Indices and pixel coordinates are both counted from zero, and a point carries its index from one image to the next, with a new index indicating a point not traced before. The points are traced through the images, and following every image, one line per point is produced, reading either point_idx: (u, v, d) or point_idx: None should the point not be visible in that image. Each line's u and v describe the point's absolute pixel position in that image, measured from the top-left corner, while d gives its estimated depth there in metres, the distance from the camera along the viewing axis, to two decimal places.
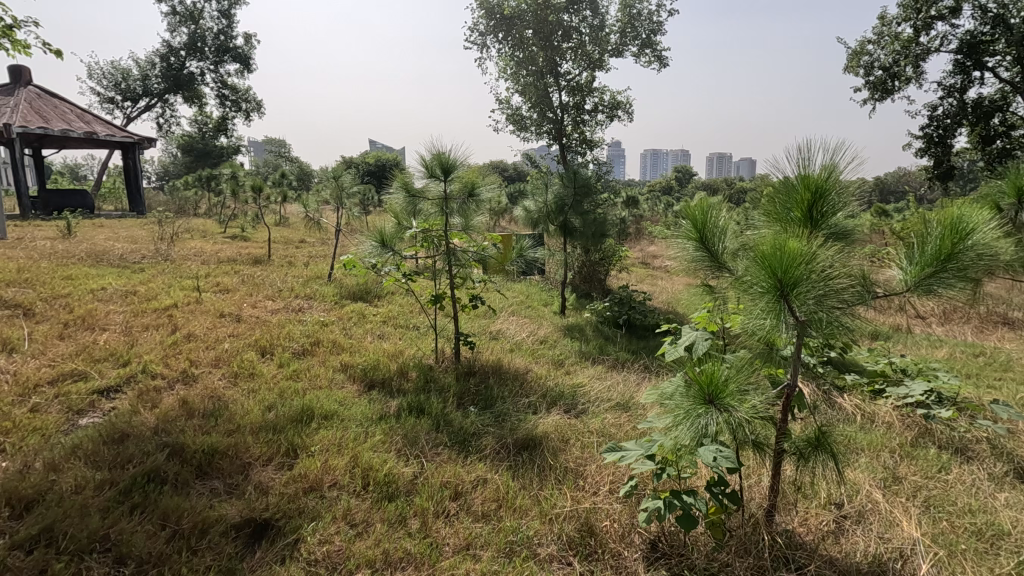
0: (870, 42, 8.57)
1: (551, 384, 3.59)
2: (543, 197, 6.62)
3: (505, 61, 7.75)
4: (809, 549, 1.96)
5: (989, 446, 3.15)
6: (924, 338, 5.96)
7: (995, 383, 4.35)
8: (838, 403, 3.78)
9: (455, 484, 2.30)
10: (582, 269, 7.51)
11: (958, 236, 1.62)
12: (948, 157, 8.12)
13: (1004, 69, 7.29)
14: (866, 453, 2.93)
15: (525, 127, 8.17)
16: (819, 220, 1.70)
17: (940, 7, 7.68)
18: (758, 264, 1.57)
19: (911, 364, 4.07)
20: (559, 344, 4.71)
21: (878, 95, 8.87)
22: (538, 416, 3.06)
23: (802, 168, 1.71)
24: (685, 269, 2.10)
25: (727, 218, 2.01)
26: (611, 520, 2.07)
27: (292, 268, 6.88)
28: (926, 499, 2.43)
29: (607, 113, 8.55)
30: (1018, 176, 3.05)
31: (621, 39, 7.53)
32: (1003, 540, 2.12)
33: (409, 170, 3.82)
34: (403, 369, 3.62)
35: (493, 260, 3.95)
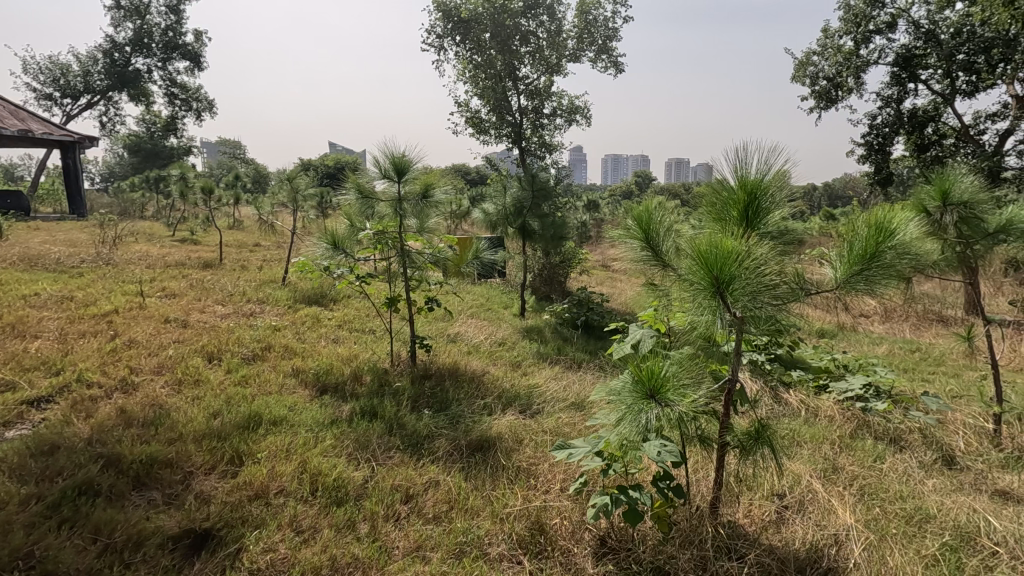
0: (814, 53, 8.96)
1: (507, 385, 3.60)
2: (501, 200, 6.65)
3: (463, 64, 7.75)
4: (750, 539, 2.02)
5: (921, 435, 3.33)
6: (867, 336, 6.27)
7: (928, 376, 4.63)
8: (784, 398, 3.93)
9: (407, 487, 2.28)
10: (542, 272, 7.54)
11: (881, 237, 1.71)
12: (887, 163, 8.57)
13: (936, 82, 7.74)
14: (808, 446, 3.05)
15: (484, 130, 8.16)
16: (755, 220, 1.77)
17: (878, 22, 8.09)
18: (696, 262, 1.63)
19: (852, 360, 4.27)
20: (518, 345, 4.74)
21: (823, 104, 9.28)
22: (492, 417, 3.06)
23: (740, 171, 1.77)
24: (633, 269, 2.14)
25: (670, 219, 2.06)
26: (562, 518, 2.09)
27: (244, 272, 6.68)
28: (861, 487, 2.55)
29: (565, 117, 8.63)
30: (942, 181, 3.24)
31: (578, 44, 7.64)
32: (929, 523, 2.25)
33: (363, 171, 3.76)
34: (357, 373, 3.57)
35: (449, 262, 3.93)
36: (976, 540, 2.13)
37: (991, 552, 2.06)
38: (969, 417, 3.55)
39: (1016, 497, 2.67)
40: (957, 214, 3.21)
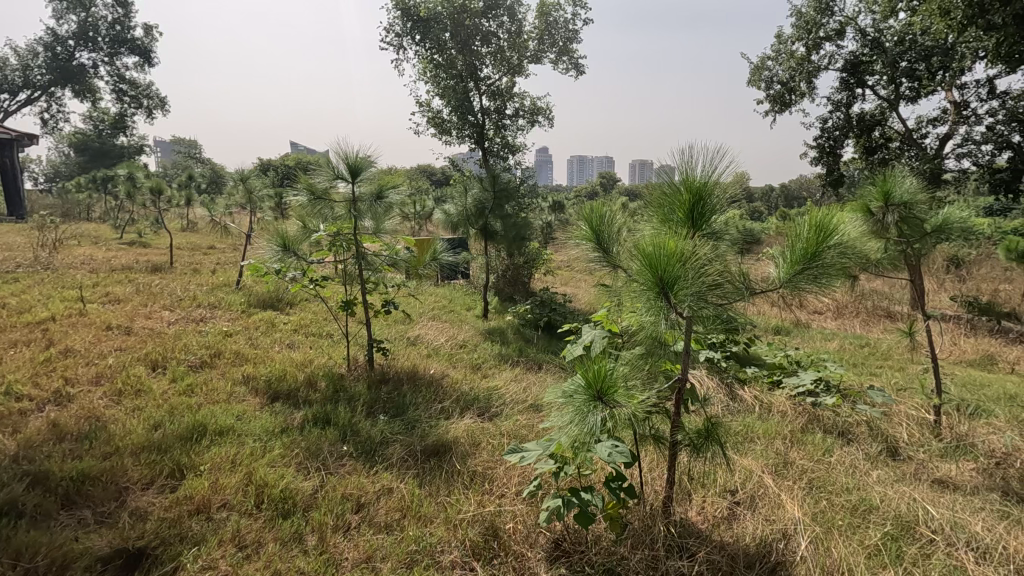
0: (769, 58, 9.22)
1: (466, 388, 3.56)
2: (462, 201, 6.60)
3: (424, 64, 7.66)
4: (702, 537, 2.04)
5: (868, 428, 3.45)
6: (819, 332, 6.49)
7: (875, 370, 4.81)
8: (739, 395, 4.01)
9: (359, 496, 2.22)
10: (506, 272, 7.51)
11: (821, 236, 1.75)
12: (837, 165, 8.90)
13: (881, 88, 8.07)
14: (761, 441, 3.12)
15: (446, 130, 8.08)
16: (700, 221, 1.78)
17: (828, 29, 8.39)
18: (642, 264, 1.63)
19: (804, 357, 4.40)
20: (479, 347, 4.71)
21: (778, 108, 9.56)
22: (450, 421, 3.02)
23: (685, 172, 1.79)
24: (584, 270, 2.13)
25: (619, 220, 2.06)
26: (516, 522, 2.07)
27: (196, 276, 6.45)
28: (810, 480, 2.62)
29: (527, 118, 8.64)
30: (884, 182, 3.36)
31: (539, 45, 7.65)
32: (872, 514, 2.32)
33: (313, 171, 3.63)
34: (311, 380, 3.47)
35: (406, 264, 3.87)
36: (915, 529, 2.20)
37: (929, 540, 2.13)
38: (911, 409, 3.70)
39: (953, 485, 2.79)
40: (898, 215, 3.33)
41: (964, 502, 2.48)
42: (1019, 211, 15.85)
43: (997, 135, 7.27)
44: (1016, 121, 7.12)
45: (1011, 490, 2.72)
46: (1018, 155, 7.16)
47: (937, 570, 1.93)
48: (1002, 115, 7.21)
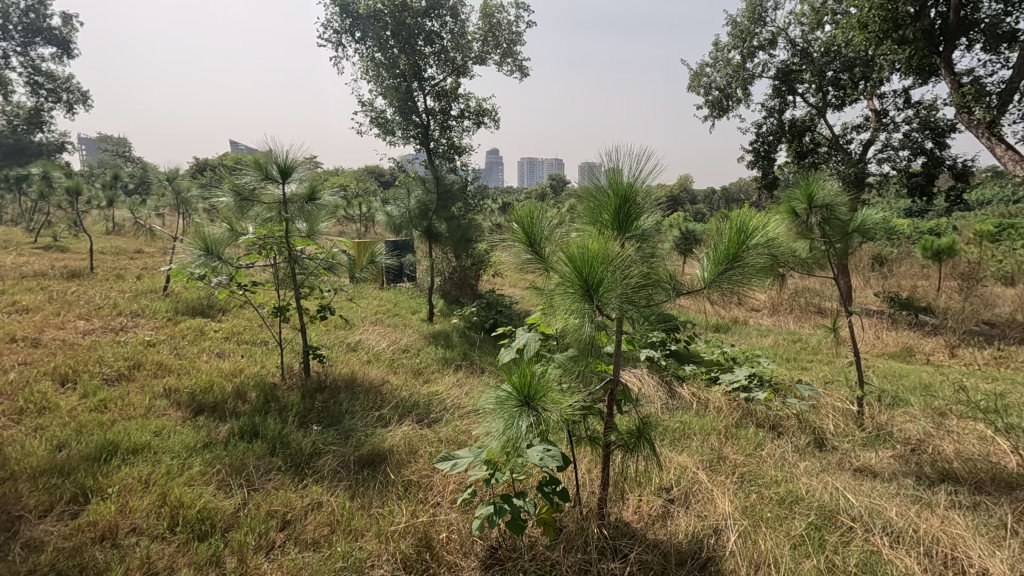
0: (707, 65, 9.55)
1: (406, 394, 3.48)
2: (405, 203, 6.47)
3: (365, 62, 7.47)
4: (636, 536, 2.06)
5: (797, 420, 3.59)
6: (756, 328, 6.76)
7: (805, 365, 5.04)
8: (678, 392, 4.10)
9: (285, 512, 2.11)
10: (453, 274, 7.43)
11: (741, 237, 1.81)
12: (771, 169, 9.30)
13: (810, 96, 8.50)
14: (696, 438, 3.19)
15: (390, 131, 7.91)
16: (627, 223, 1.79)
17: (761, 39, 8.75)
18: (567, 266, 1.63)
19: (739, 353, 4.54)
20: (423, 352, 4.63)
21: (717, 113, 9.91)
22: (387, 429, 2.93)
23: (611, 174, 1.79)
24: (516, 272, 2.11)
25: (549, 221, 2.05)
26: (450, 531, 2.03)
27: (118, 282, 6.06)
28: (742, 474, 2.69)
29: (473, 119, 8.59)
30: (807, 185, 3.50)
31: (483, 46, 7.62)
32: (798, 504, 2.41)
33: (239, 171, 3.47)
34: (240, 391, 3.30)
35: (343, 267, 3.79)
36: (836, 517, 2.30)
37: (849, 528, 2.23)
38: (837, 401, 3.88)
39: (872, 473, 2.95)
40: (820, 215, 3.49)
41: (881, 489, 2.61)
42: (934, 211, 17.09)
43: (913, 142, 7.78)
44: (929, 129, 7.64)
45: (924, 475, 2.89)
46: (930, 160, 7.68)
47: (856, 557, 2.01)
48: (916, 124, 7.71)
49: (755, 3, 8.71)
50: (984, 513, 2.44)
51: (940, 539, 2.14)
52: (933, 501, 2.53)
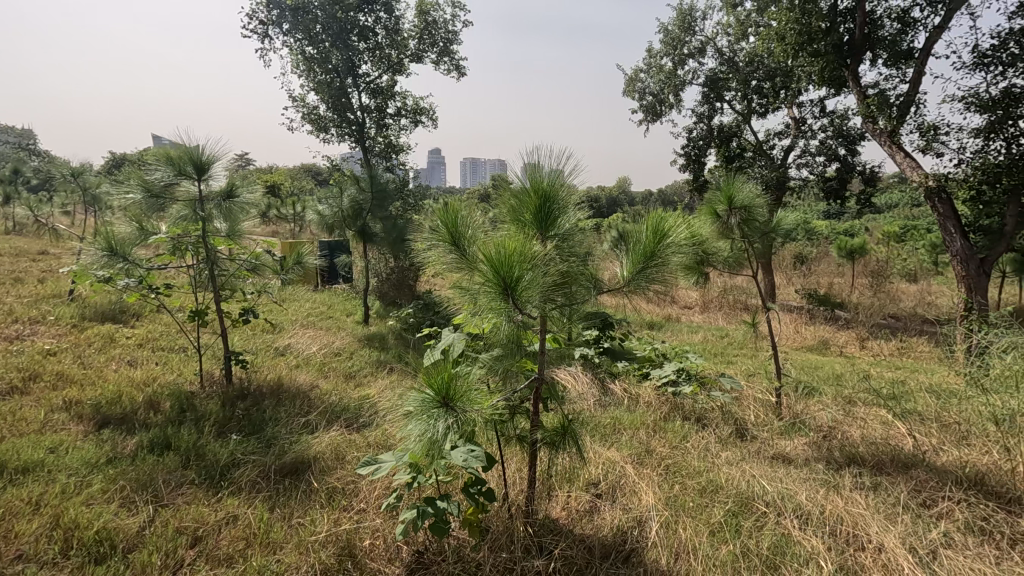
0: (641, 70, 9.84)
1: (336, 399, 3.37)
2: (337, 202, 6.28)
3: (295, 56, 7.19)
4: (561, 532, 2.09)
5: (721, 413, 3.76)
6: (687, 325, 7.03)
7: (731, 359, 5.29)
8: (611, 388, 4.20)
9: (195, 528, 1.99)
10: (390, 275, 7.28)
11: (657, 237, 1.89)
12: (702, 172, 9.71)
13: (736, 103, 8.92)
14: (626, 432, 3.27)
15: (324, 128, 7.67)
16: (547, 222, 1.81)
17: (691, 47, 9.12)
18: (486, 266, 1.63)
19: (669, 349, 4.69)
20: (356, 355, 4.51)
21: (650, 117, 10.23)
22: (313, 435, 2.84)
23: (532, 174, 1.80)
24: (440, 272, 2.08)
25: (473, 220, 2.04)
26: (374, 538, 1.98)
27: (17, 286, 5.54)
28: (668, 466, 2.78)
29: (410, 118, 8.46)
30: (728, 187, 3.67)
31: (419, 44, 7.53)
32: (717, 492, 2.51)
33: (149, 167, 3.26)
34: (153, 401, 3.09)
35: (268, 268, 3.65)
36: (752, 504, 2.41)
37: (763, 513, 2.35)
38: (758, 393, 4.09)
39: (788, 459, 3.12)
40: (739, 217, 3.66)
41: (794, 474, 2.77)
42: (849, 214, 18.39)
43: (828, 149, 8.34)
44: (842, 137, 8.22)
45: (833, 459, 3.08)
46: (844, 166, 8.26)
47: (767, 539, 2.12)
48: (830, 132, 8.26)
49: (685, 12, 9.07)
50: (882, 493, 2.63)
51: (844, 518, 2.29)
52: (839, 483, 2.71)
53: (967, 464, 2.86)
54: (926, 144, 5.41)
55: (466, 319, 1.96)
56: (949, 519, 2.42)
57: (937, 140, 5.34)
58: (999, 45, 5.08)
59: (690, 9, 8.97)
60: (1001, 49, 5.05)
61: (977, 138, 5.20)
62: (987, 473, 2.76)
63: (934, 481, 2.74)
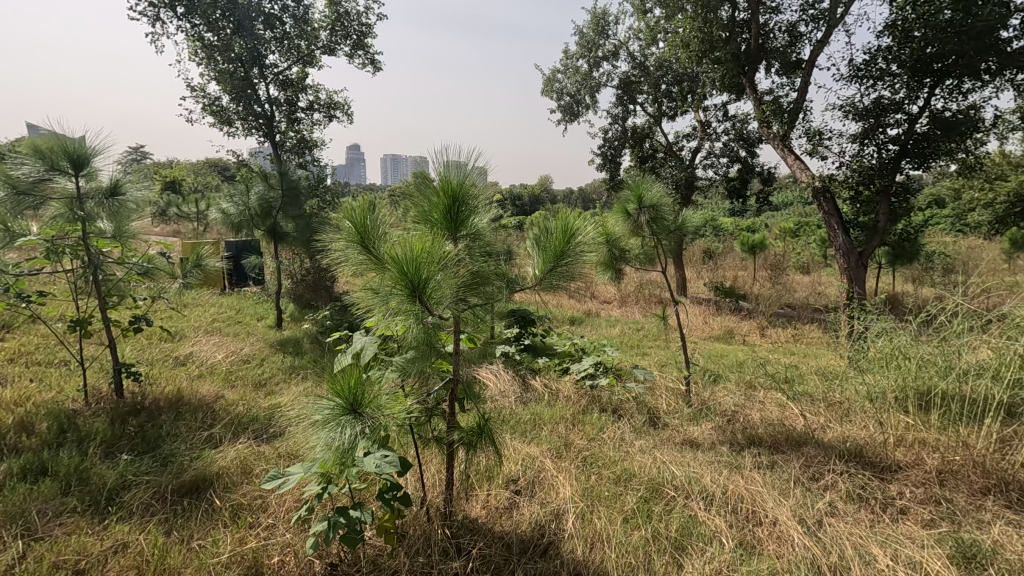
0: (559, 71, 10.03)
1: (243, 409, 3.19)
2: (243, 199, 5.92)
3: (193, 42, 6.68)
4: (479, 532, 2.10)
5: (635, 403, 3.92)
6: (606, 320, 7.26)
7: (646, 351, 5.53)
8: (532, 384, 4.26)
9: (77, 561, 1.81)
10: (305, 276, 6.96)
11: (566, 237, 1.94)
12: (617, 171, 10.06)
13: (648, 105, 9.32)
14: (546, 427, 3.33)
15: (228, 121, 7.19)
16: (456, 221, 1.80)
17: (605, 50, 9.42)
18: (393, 268, 1.60)
19: (587, 344, 4.82)
20: (267, 361, 4.28)
21: (568, 118, 10.46)
22: (217, 449, 2.66)
23: (439, 174, 1.78)
24: (348, 273, 2.00)
25: (380, 221, 1.99)
26: (284, 554, 1.89)
27: None
28: (585, 458, 2.86)
29: (324, 112, 8.11)
30: (638, 188, 3.82)
31: (331, 36, 7.25)
32: (631, 479, 2.62)
33: (14, 161, 2.91)
34: (26, 422, 2.76)
35: (163, 271, 3.37)
36: (662, 489, 2.53)
37: (671, 497, 2.47)
38: (669, 383, 4.31)
39: (696, 444, 3.31)
40: (648, 215, 3.82)
41: (701, 458, 2.95)
42: (751, 211, 19.78)
43: (730, 151, 8.92)
44: (742, 140, 8.81)
45: (736, 441, 3.31)
46: (744, 167, 8.87)
47: (676, 522, 2.23)
48: (733, 135, 8.83)
49: (599, 16, 9.34)
50: (777, 470, 2.85)
51: (744, 496, 2.46)
52: (741, 464, 2.91)
53: (848, 439, 3.16)
54: (812, 147, 5.91)
55: (376, 322, 1.91)
56: (833, 490, 2.67)
57: (822, 144, 5.87)
58: (871, 60, 5.64)
59: (603, 14, 9.25)
60: (872, 64, 5.62)
61: (855, 143, 5.75)
62: (864, 446, 3.07)
63: (821, 456, 3.01)
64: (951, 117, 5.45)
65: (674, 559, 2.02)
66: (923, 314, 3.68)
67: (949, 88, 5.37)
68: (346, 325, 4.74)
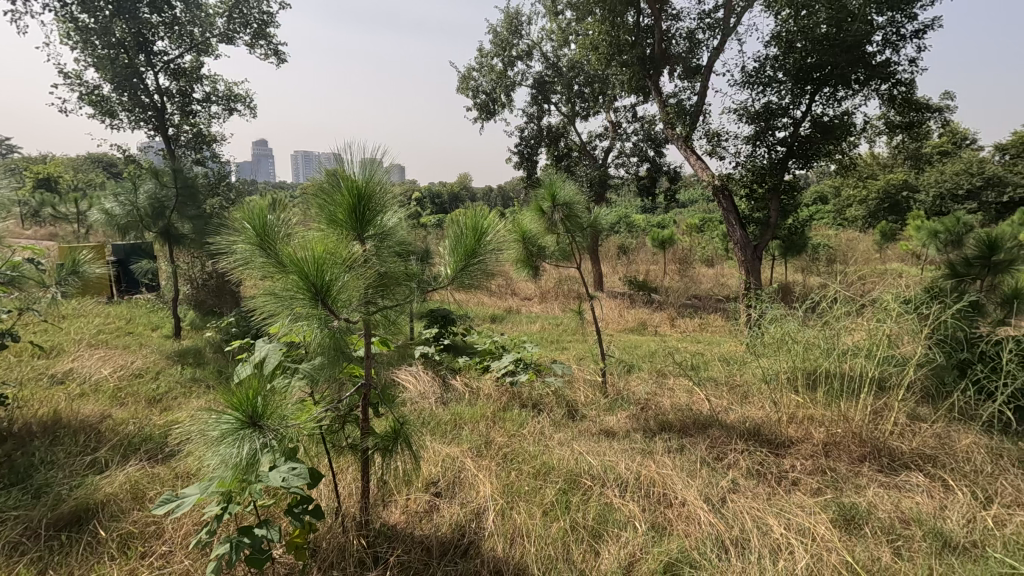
0: (474, 69, 10.01)
1: (134, 427, 2.92)
2: (130, 198, 5.40)
3: (65, 24, 6.00)
4: (398, 537, 2.07)
5: (554, 397, 4.00)
6: (527, 316, 7.36)
7: (565, 346, 5.65)
8: (452, 383, 4.21)
9: None
10: (206, 280, 6.49)
11: (477, 235, 1.94)
12: (534, 170, 10.21)
13: (562, 105, 9.52)
14: (466, 427, 3.31)
15: (110, 112, 6.54)
16: (362, 221, 1.74)
17: (519, 50, 9.52)
18: (293, 271, 1.53)
19: (508, 341, 4.82)
20: (163, 374, 3.94)
21: (484, 116, 10.45)
22: (103, 475, 2.41)
23: (343, 171, 1.71)
24: (247, 277, 1.86)
25: (280, 221, 1.87)
26: None
27: None
28: (506, 455, 2.88)
29: (223, 105, 7.58)
30: (552, 186, 3.89)
31: (228, 24, 6.78)
32: (549, 472, 2.67)
33: None
34: None
35: (32, 280, 2.99)
36: (579, 480, 2.59)
37: (588, 487, 2.54)
38: (587, 375, 4.44)
39: (613, 433, 3.44)
40: (562, 213, 3.89)
41: (616, 446, 3.06)
42: (660, 208, 20.82)
43: (640, 151, 9.33)
44: (650, 140, 9.24)
45: (649, 428, 3.47)
46: (653, 167, 9.30)
47: (593, 511, 2.30)
48: (642, 135, 9.24)
49: (512, 16, 9.43)
50: (686, 453, 3.01)
51: (655, 480, 2.58)
52: (653, 449, 3.05)
53: (748, 419, 3.40)
54: (712, 148, 6.31)
55: (280, 328, 1.81)
56: (736, 467, 2.86)
57: (720, 145, 6.27)
58: (760, 68, 6.10)
59: (516, 13, 9.34)
60: (762, 71, 6.08)
61: (749, 145, 6.20)
62: (762, 425, 3.32)
63: (725, 436, 3.22)
64: (829, 122, 6.01)
65: (591, 547, 2.08)
66: (809, 301, 4.03)
67: (826, 96, 5.92)
68: (253, 331, 4.46)
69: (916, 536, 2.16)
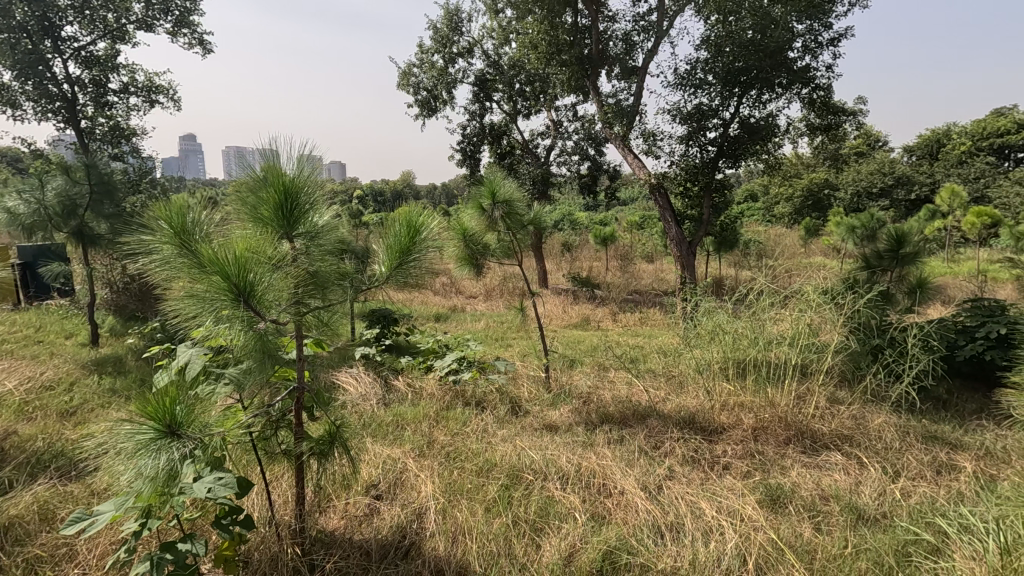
0: (414, 65, 9.86)
1: (43, 444, 2.69)
2: (37, 196, 4.97)
3: None
4: (336, 543, 2.02)
5: (498, 393, 4.01)
6: (471, 314, 7.34)
7: (509, 343, 5.67)
8: (394, 384, 4.14)
9: None
10: (127, 283, 6.09)
11: (412, 232, 1.91)
12: (477, 167, 10.18)
13: (503, 103, 9.53)
14: (408, 427, 3.27)
15: (12, 102, 6.00)
16: (290, 218, 1.67)
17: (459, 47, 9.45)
18: (214, 271, 1.45)
19: (451, 339, 4.79)
20: (78, 386, 3.66)
21: (426, 113, 10.31)
22: (6, 496, 2.21)
23: (269, 166, 1.65)
24: (165, 278, 1.75)
25: (200, 217, 1.77)
26: None
27: None
28: (448, 453, 2.86)
29: (142, 97, 7.11)
30: (491, 183, 3.87)
31: (146, 10, 6.36)
32: (492, 468, 2.67)
33: None
34: None
35: None
36: (521, 475, 2.61)
37: (530, 481, 2.57)
38: (530, 372, 4.47)
39: (555, 427, 3.48)
40: (502, 210, 3.88)
41: (558, 440, 3.10)
42: (603, 206, 21.27)
43: (580, 149, 9.48)
44: (590, 139, 9.41)
45: (590, 421, 3.54)
46: (594, 165, 9.47)
47: (534, 505, 2.32)
48: (582, 134, 9.40)
49: (451, 12, 9.35)
50: (625, 443, 3.10)
51: (596, 471, 2.64)
52: (594, 441, 3.12)
53: (683, 408, 3.53)
54: (648, 147, 6.50)
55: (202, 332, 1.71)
56: (672, 455, 2.96)
57: (655, 145, 6.47)
58: (691, 70, 6.33)
59: (456, 10, 9.27)
60: (693, 74, 6.31)
61: (682, 145, 6.43)
62: (696, 413, 3.46)
63: (661, 426, 3.34)
64: (755, 123, 6.32)
65: (532, 541, 2.10)
66: (739, 294, 4.23)
67: (752, 99, 6.22)
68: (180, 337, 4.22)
69: (834, 511, 2.32)
